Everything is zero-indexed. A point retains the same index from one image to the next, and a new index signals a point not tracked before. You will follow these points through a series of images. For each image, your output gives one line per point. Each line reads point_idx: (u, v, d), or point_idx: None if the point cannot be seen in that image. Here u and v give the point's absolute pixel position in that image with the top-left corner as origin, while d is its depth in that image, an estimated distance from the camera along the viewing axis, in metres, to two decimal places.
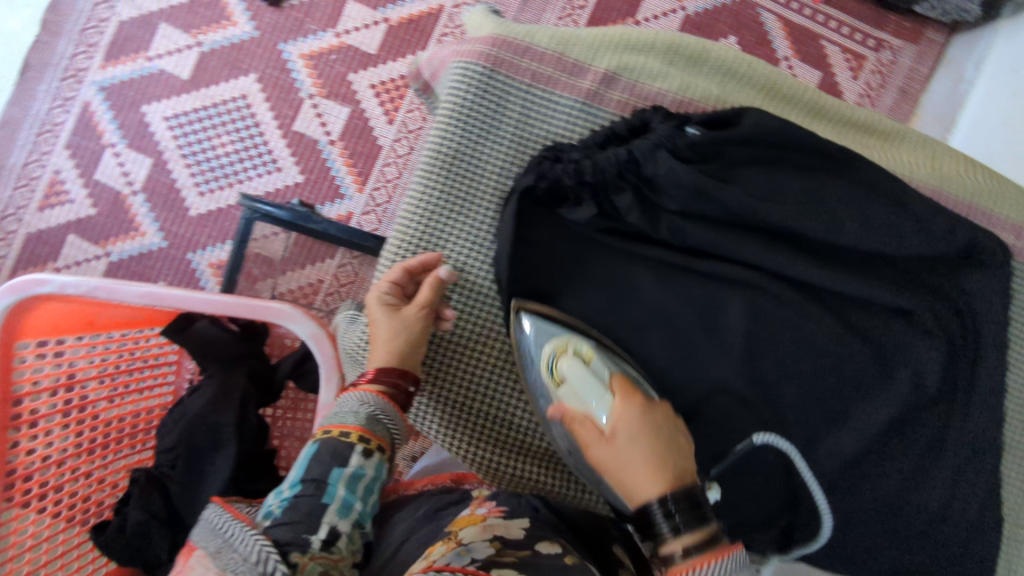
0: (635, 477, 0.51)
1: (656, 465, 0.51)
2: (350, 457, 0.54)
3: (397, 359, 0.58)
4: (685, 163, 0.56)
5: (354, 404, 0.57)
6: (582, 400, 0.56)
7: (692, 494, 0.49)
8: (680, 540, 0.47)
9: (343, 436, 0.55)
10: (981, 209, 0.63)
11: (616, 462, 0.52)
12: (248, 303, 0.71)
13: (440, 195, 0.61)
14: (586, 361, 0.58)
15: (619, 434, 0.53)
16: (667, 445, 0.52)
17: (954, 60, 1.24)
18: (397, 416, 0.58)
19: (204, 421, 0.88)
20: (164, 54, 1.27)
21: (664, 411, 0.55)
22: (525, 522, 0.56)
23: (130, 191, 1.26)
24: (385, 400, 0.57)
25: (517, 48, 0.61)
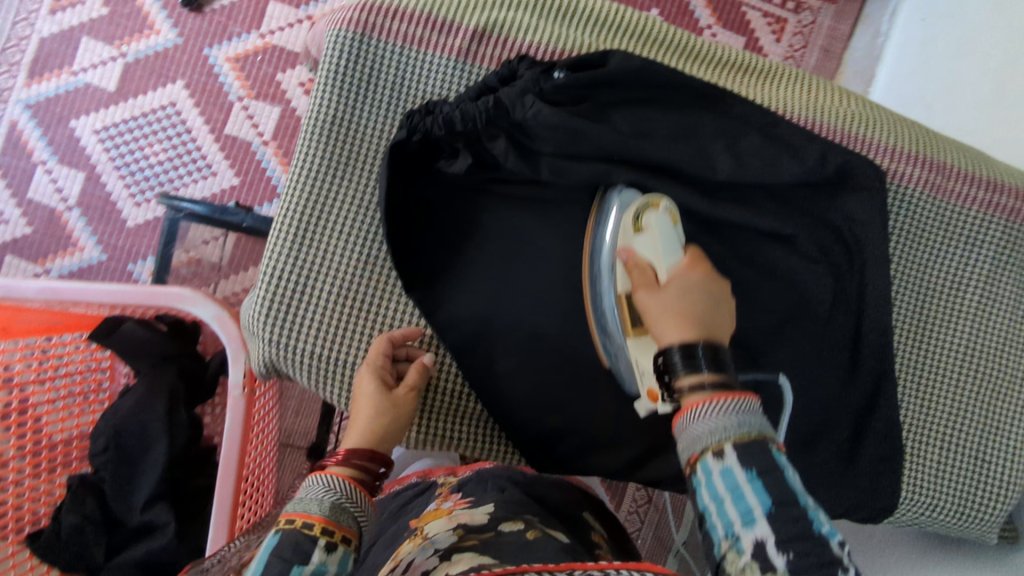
0: (670, 318, 0.49)
1: (695, 317, 0.49)
2: (310, 552, 0.44)
3: (371, 438, 0.56)
4: (550, 106, 0.57)
5: (319, 491, 0.49)
6: (652, 249, 0.54)
7: (716, 352, 0.47)
8: (697, 376, 0.46)
9: (305, 529, 0.46)
10: (854, 135, 0.65)
11: (664, 309, 0.50)
12: (147, 290, 0.73)
13: (323, 162, 0.61)
14: (670, 223, 0.57)
15: (676, 284, 0.51)
16: (713, 313, 0.50)
17: (873, 15, 1.27)
18: (363, 501, 0.51)
19: (134, 418, 0.87)
20: (89, 68, 1.26)
21: (721, 293, 0.52)
22: (489, 506, 0.58)
23: (65, 207, 1.25)
24: (352, 486, 0.51)
25: (387, 12, 0.62)
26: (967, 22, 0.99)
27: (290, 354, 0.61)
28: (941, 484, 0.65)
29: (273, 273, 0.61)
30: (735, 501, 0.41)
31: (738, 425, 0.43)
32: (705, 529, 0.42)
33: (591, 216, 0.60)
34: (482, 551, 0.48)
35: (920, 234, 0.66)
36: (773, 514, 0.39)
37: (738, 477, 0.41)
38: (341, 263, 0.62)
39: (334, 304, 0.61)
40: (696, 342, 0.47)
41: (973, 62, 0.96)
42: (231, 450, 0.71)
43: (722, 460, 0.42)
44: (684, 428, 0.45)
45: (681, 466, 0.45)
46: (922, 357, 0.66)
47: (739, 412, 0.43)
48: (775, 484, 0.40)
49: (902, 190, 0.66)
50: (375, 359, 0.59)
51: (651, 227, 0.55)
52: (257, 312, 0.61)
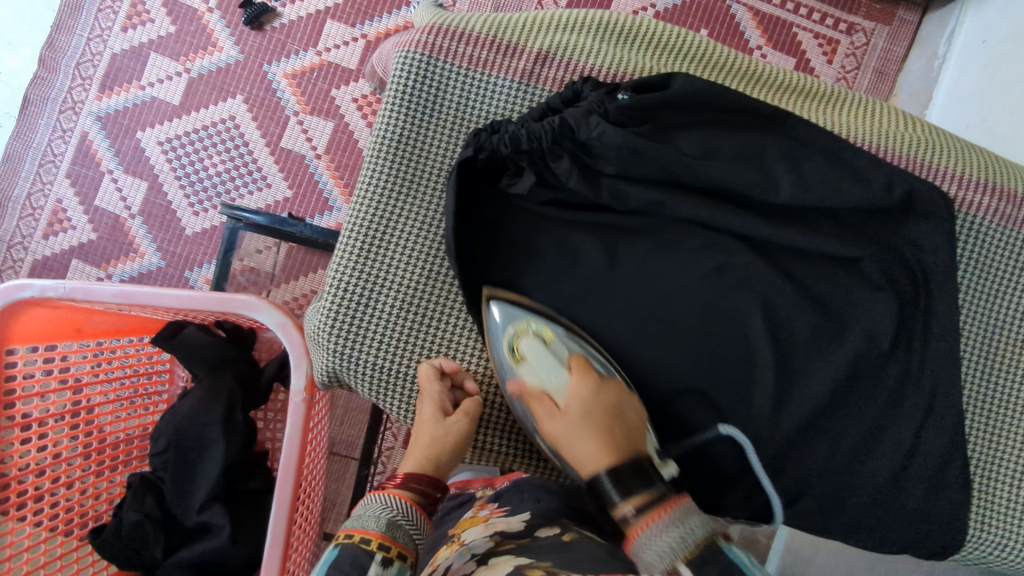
0: (583, 447, 0.57)
1: (605, 438, 0.57)
2: (367, 566, 0.51)
3: (425, 465, 0.61)
4: (616, 127, 0.58)
5: (377, 508, 0.56)
6: (537, 376, 0.61)
7: (639, 471, 0.54)
8: (630, 502, 0.52)
9: (364, 544, 0.53)
10: (919, 160, 0.65)
11: (569, 436, 0.58)
12: (214, 297, 0.75)
13: (389, 177, 0.63)
14: (546, 341, 0.61)
15: (569, 411, 0.59)
16: (616, 424, 0.58)
17: (928, 37, 1.26)
18: (417, 519, 0.58)
19: (194, 421, 0.90)
20: (155, 82, 1.32)
21: (616, 388, 0.60)
22: (524, 514, 0.60)
23: (128, 215, 1.31)
24: (409, 506, 0.58)
25: (455, 35, 0.64)
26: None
27: (353, 366, 0.62)
28: (1010, 523, 0.63)
29: (338, 287, 0.63)
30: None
31: (683, 540, 0.48)
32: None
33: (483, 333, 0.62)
34: (518, 553, 0.51)
35: (988, 265, 0.65)
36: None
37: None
38: (403, 277, 0.63)
39: (395, 317, 0.63)
40: (608, 473, 0.55)
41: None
42: (290, 456, 0.72)
43: None
44: (639, 555, 0.49)
45: None
46: (991, 390, 0.65)
47: (679, 525, 0.49)
48: None
49: (971, 218, 0.64)
50: (429, 391, 0.60)
51: (529, 356, 0.61)
52: (321, 324, 0.63)
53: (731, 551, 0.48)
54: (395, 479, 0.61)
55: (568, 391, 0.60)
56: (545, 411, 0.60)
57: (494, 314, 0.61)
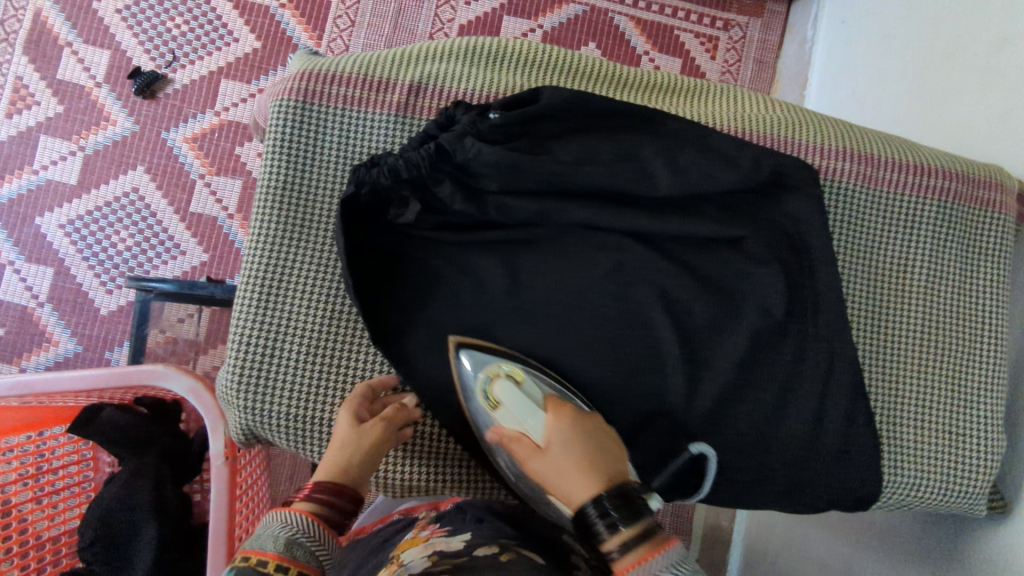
0: (571, 478, 0.53)
1: (590, 466, 0.53)
2: None
3: (334, 473, 0.57)
4: (491, 145, 0.60)
5: (276, 527, 0.52)
6: (515, 420, 0.58)
7: (623, 499, 0.49)
8: (619, 537, 0.47)
9: (261, 567, 0.48)
10: (783, 138, 0.69)
11: (555, 472, 0.54)
12: (120, 372, 0.72)
13: (280, 225, 0.63)
14: (517, 381, 0.60)
15: (554, 449, 0.55)
16: (599, 452, 0.54)
17: (798, 24, 1.35)
18: (321, 536, 0.53)
19: (121, 506, 0.86)
20: (49, 164, 1.28)
21: (594, 421, 0.58)
22: (467, 535, 0.59)
23: (36, 303, 1.26)
24: (310, 521, 0.53)
25: (326, 77, 0.64)
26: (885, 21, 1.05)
27: (268, 420, 0.61)
28: (917, 462, 0.67)
29: (242, 343, 0.62)
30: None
31: None
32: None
33: (455, 384, 0.62)
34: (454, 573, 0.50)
35: (859, 224, 0.69)
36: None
37: None
38: (307, 321, 0.63)
39: (304, 363, 0.62)
40: (598, 500, 0.50)
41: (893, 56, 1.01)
42: (219, 524, 0.70)
43: None
44: None
45: None
46: (882, 341, 0.69)
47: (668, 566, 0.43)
48: None
49: (836, 184, 0.69)
50: (349, 406, 0.60)
51: (503, 398, 0.59)
52: (231, 383, 0.62)
53: None
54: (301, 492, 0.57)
55: (547, 428, 0.57)
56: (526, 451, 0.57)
57: (465, 361, 0.61)
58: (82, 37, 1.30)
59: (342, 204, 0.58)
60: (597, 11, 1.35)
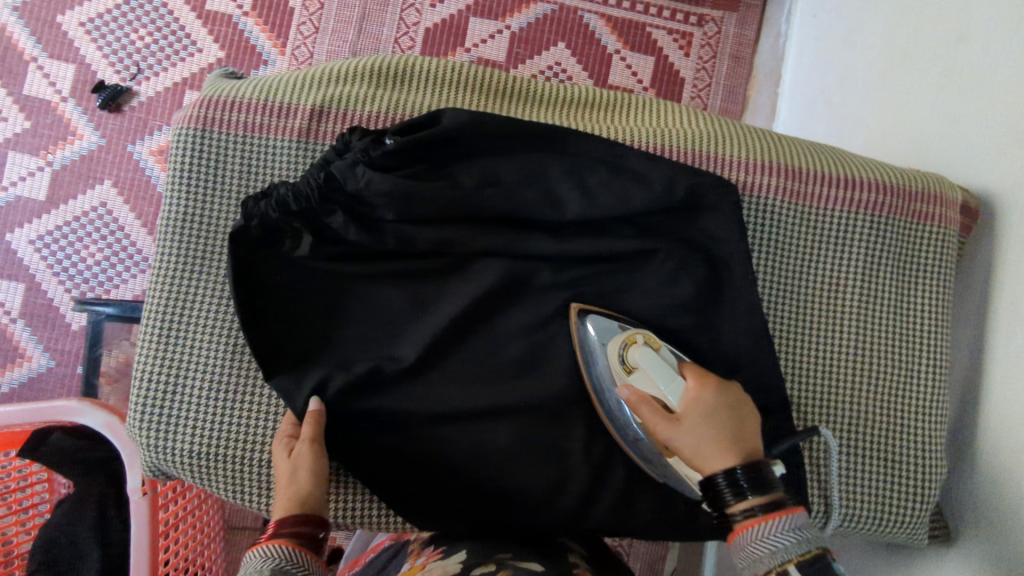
0: (710, 452, 0.50)
1: (730, 438, 0.51)
2: None
3: (290, 504, 0.52)
4: (381, 174, 0.59)
5: (255, 562, 0.47)
6: (654, 386, 0.55)
7: (760, 474, 0.48)
8: (747, 502, 0.47)
9: None
10: (703, 153, 0.66)
11: (689, 445, 0.51)
12: (36, 409, 0.74)
13: (180, 257, 0.62)
14: (655, 350, 0.58)
15: (692, 418, 0.52)
16: (739, 428, 0.52)
17: (776, 18, 1.26)
18: (307, 563, 0.48)
19: (64, 531, 0.87)
20: (18, 180, 1.24)
21: (736, 395, 0.54)
22: (462, 555, 0.56)
23: (9, 319, 1.23)
24: (292, 549, 0.48)
25: (227, 104, 0.63)
26: (857, 14, 0.98)
27: (170, 456, 0.60)
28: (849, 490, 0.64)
29: (144, 377, 0.61)
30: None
31: (796, 546, 0.44)
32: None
33: (576, 349, 0.61)
34: None
35: (783, 243, 0.66)
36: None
37: None
38: (208, 353, 0.62)
39: (205, 398, 0.61)
40: (731, 471, 0.49)
41: (860, 52, 0.94)
42: (140, 560, 0.70)
43: None
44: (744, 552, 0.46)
45: None
46: (812, 364, 0.66)
47: (790, 530, 0.45)
48: None
49: (758, 201, 0.66)
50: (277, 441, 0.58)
51: (638, 364, 0.57)
52: (133, 419, 0.61)
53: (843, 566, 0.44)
54: (264, 533, 0.50)
55: (684, 396, 0.54)
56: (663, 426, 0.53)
57: (590, 327, 0.60)
58: (47, 50, 1.25)
59: (230, 238, 0.58)
60: (565, 10, 1.28)
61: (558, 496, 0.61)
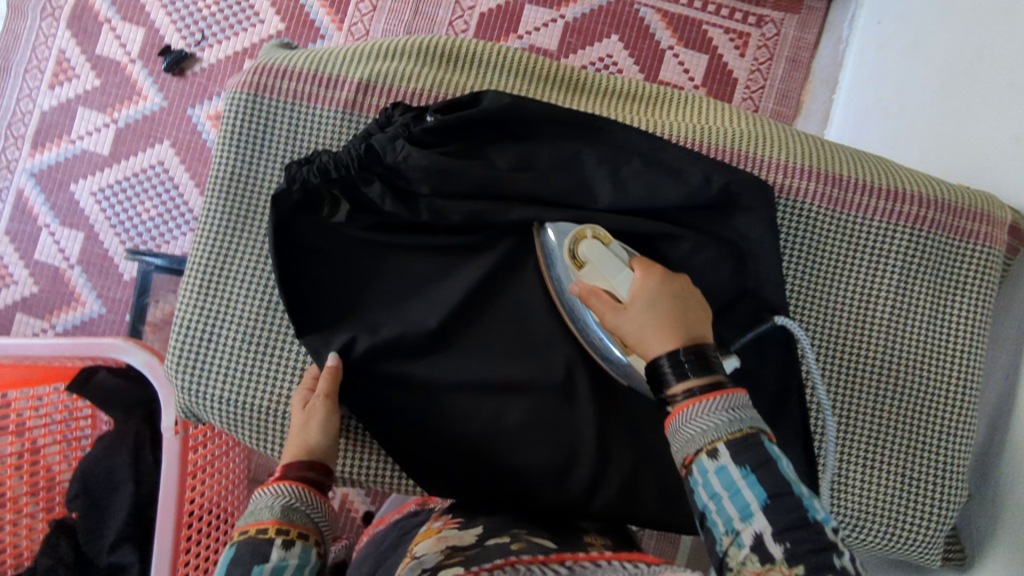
0: (652, 336, 0.51)
1: (670, 322, 0.51)
2: (269, 551, 0.48)
3: (300, 452, 0.56)
4: (420, 150, 0.61)
5: (268, 497, 0.52)
6: (603, 277, 0.56)
7: (701, 354, 0.48)
8: (685, 384, 0.47)
9: (260, 534, 0.49)
10: (741, 152, 0.65)
11: (633, 329, 0.52)
12: (83, 343, 0.79)
13: (224, 213, 0.65)
14: (607, 244, 0.58)
15: (637, 306, 0.52)
16: (682, 314, 0.52)
17: (837, 23, 1.23)
18: (318, 502, 0.54)
19: (103, 463, 0.93)
20: (85, 134, 1.31)
21: (683, 285, 0.55)
22: (479, 527, 0.58)
23: (67, 265, 1.30)
24: (301, 489, 0.53)
25: (279, 72, 0.66)
26: (919, 24, 0.95)
27: (201, 400, 0.64)
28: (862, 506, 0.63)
29: (183, 323, 0.65)
30: (732, 495, 0.43)
31: (729, 424, 0.45)
32: (708, 524, 0.43)
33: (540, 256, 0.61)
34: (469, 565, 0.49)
35: (816, 250, 0.66)
36: (768, 504, 0.41)
37: (734, 477, 0.43)
38: (243, 307, 0.65)
39: (237, 348, 0.64)
40: (674, 358, 0.48)
41: (924, 63, 0.91)
42: (168, 499, 0.75)
43: (715, 459, 0.44)
44: (677, 432, 0.47)
45: (677, 467, 0.47)
46: (836, 373, 0.65)
47: (724, 409, 0.45)
48: (767, 476, 0.42)
49: (795, 205, 0.65)
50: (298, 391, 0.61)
51: (589, 258, 0.56)
52: (170, 363, 0.65)
53: (776, 450, 0.45)
54: (274, 475, 0.55)
55: (632, 285, 0.54)
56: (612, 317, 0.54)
57: (550, 233, 0.60)
58: (120, 13, 1.32)
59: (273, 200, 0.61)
60: (621, 3, 1.27)
61: (565, 479, 0.62)
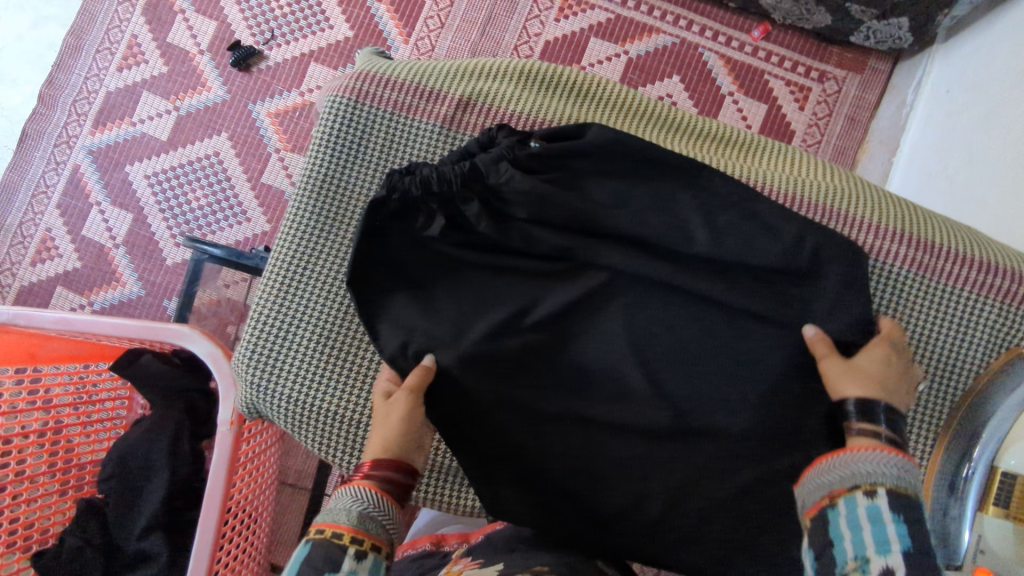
0: (852, 379, 0.57)
1: (876, 383, 0.57)
2: (341, 561, 0.50)
3: (383, 449, 0.58)
4: (524, 174, 0.62)
5: (347, 501, 0.54)
6: None
7: (893, 417, 0.55)
8: (868, 431, 0.54)
9: (335, 539, 0.51)
10: (821, 205, 0.67)
11: (842, 371, 0.57)
12: (147, 327, 0.79)
13: (313, 213, 0.66)
14: None
15: (859, 355, 0.59)
16: (886, 376, 0.57)
17: (900, 86, 1.23)
18: (390, 510, 0.56)
19: (140, 448, 0.92)
20: (146, 119, 1.32)
21: None
22: (499, 565, 0.60)
23: (113, 244, 1.30)
24: (379, 495, 0.55)
25: (381, 81, 0.68)
26: (993, 96, 0.94)
27: (269, 396, 0.64)
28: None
29: (261, 317, 0.65)
30: (874, 528, 0.47)
31: (879, 478, 0.50)
32: (832, 551, 0.48)
33: (990, 373, 0.63)
34: None
35: (903, 314, 0.66)
36: (911, 552, 0.46)
37: (882, 512, 0.47)
38: (322, 306, 0.65)
39: (310, 347, 0.65)
40: (862, 398, 0.55)
41: (994, 136, 0.91)
42: (216, 491, 0.75)
43: (871, 498, 0.49)
44: (836, 466, 0.52)
45: (818, 498, 0.51)
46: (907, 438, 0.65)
47: (894, 466, 0.50)
48: (916, 530, 0.47)
49: (880, 265, 0.66)
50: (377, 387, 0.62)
51: None
52: (242, 355, 0.65)
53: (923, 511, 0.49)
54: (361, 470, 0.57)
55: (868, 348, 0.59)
56: (832, 357, 0.58)
57: None
58: (195, 6, 1.34)
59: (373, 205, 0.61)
60: (686, 45, 1.28)
61: (628, 518, 0.62)
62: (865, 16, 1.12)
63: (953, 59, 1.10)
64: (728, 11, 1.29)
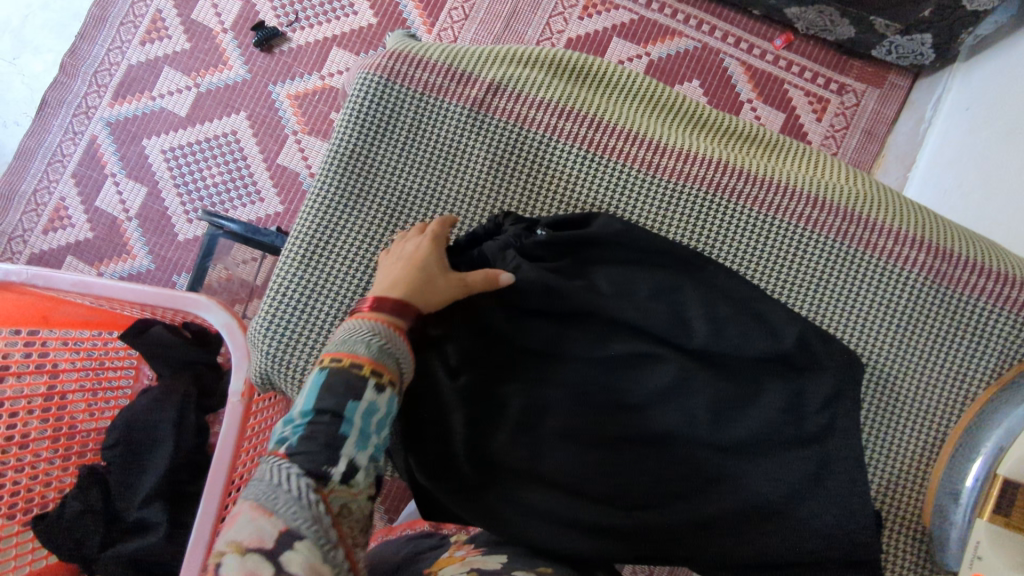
0: None
1: None
2: (363, 392, 0.52)
3: (395, 284, 0.59)
4: (530, 261, 0.66)
5: (365, 333, 0.55)
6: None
7: None
8: None
9: (355, 370, 0.53)
10: (842, 206, 0.67)
11: None
12: (162, 293, 0.79)
13: (339, 187, 0.67)
14: None
15: None
16: None
17: (919, 102, 1.23)
18: (403, 345, 0.57)
19: (146, 416, 0.92)
20: (166, 94, 1.32)
21: None
22: (502, 556, 0.59)
23: (126, 217, 1.30)
24: (392, 328, 0.57)
25: (412, 60, 0.68)
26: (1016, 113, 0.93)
27: (285, 365, 0.64)
28: (897, 555, 0.64)
29: (280, 288, 0.66)
30: None
31: None
32: None
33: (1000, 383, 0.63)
34: None
35: (914, 319, 0.66)
36: None
37: None
38: (341, 280, 0.66)
39: (327, 320, 0.65)
40: None
41: (1014, 153, 0.90)
42: (222, 463, 0.74)
43: None
44: None
45: None
46: (914, 441, 0.65)
47: None
48: None
49: (895, 270, 0.66)
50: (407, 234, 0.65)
51: None
52: (260, 324, 0.65)
53: None
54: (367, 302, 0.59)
55: None
56: None
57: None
58: None
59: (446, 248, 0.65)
60: (707, 50, 1.28)
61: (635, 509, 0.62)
62: (890, 29, 1.11)
63: (975, 76, 1.10)
64: (751, 19, 1.29)
